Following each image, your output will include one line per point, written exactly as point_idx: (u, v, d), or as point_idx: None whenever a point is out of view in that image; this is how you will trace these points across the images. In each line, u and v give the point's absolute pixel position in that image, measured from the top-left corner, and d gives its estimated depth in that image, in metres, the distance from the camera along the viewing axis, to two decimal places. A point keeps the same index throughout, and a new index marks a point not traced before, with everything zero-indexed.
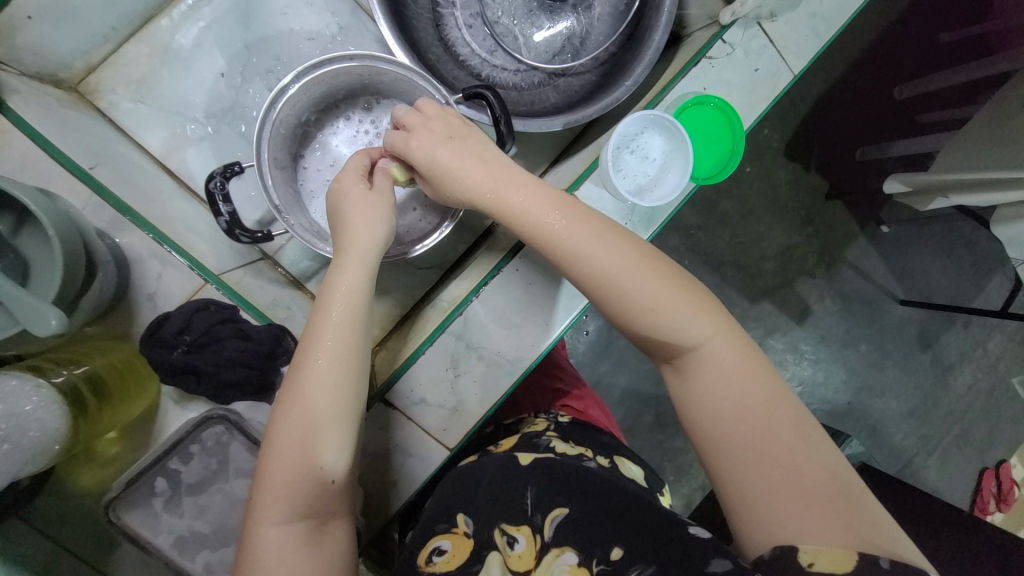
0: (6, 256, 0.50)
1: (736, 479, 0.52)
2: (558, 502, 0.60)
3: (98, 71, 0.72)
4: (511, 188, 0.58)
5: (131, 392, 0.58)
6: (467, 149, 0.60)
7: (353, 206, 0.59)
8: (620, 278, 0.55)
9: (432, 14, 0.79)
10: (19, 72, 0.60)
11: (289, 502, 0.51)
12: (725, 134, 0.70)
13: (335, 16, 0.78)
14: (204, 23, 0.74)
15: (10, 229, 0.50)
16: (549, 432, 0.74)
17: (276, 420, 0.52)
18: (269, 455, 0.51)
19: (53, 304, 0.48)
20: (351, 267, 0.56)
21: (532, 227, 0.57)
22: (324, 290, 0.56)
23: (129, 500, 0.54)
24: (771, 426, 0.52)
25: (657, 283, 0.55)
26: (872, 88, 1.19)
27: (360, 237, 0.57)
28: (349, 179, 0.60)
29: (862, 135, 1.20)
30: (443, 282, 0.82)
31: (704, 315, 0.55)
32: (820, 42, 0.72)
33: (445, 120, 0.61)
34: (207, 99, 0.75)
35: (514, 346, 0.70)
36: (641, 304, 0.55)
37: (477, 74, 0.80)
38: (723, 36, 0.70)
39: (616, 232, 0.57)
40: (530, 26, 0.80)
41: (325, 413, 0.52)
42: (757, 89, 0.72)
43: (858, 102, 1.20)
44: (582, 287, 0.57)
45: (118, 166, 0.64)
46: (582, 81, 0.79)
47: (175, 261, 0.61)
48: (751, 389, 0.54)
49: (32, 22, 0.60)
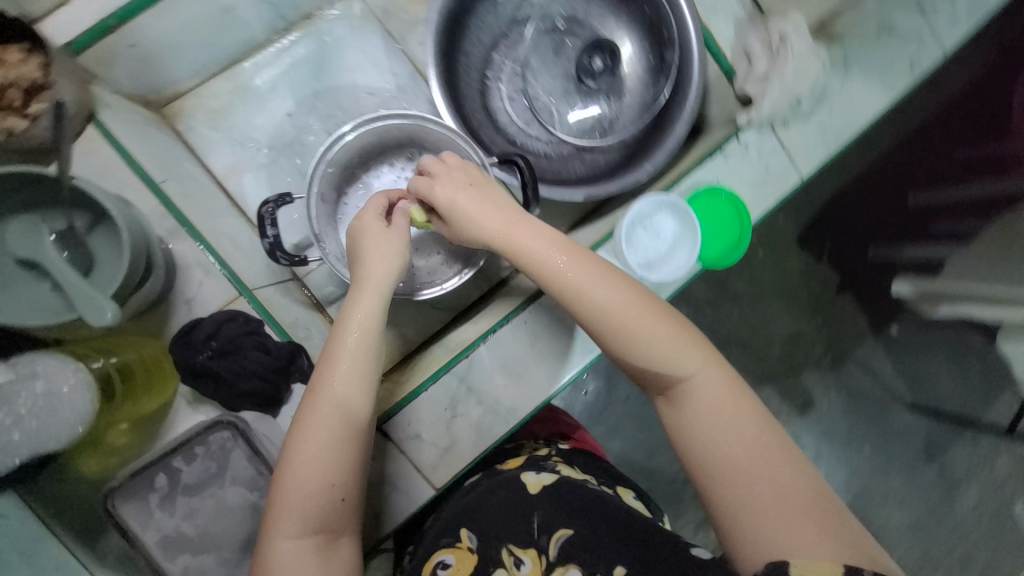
0: (77, 250, 0.55)
1: (730, 501, 0.53)
2: (563, 523, 0.64)
3: (183, 99, 0.81)
4: (521, 228, 0.62)
5: (154, 385, 0.62)
6: (484, 195, 0.64)
7: (370, 241, 0.63)
8: (618, 311, 0.58)
9: (479, 84, 0.88)
10: (112, 90, 0.70)
11: (302, 519, 0.53)
12: (733, 221, 0.75)
13: (395, 77, 0.87)
14: (280, 68, 0.84)
15: (84, 225, 0.56)
16: (554, 456, 0.75)
17: (292, 437, 0.55)
18: (285, 471, 0.54)
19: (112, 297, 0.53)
20: (367, 296, 0.60)
21: (538, 264, 0.60)
22: (341, 316, 0.59)
23: (131, 490, 0.56)
24: (755, 450, 0.54)
25: (651, 317, 0.58)
26: (885, 192, 1.20)
27: (377, 271, 0.61)
28: (367, 217, 0.64)
29: (873, 235, 1.22)
30: (454, 324, 0.87)
31: (691, 347, 0.58)
32: (828, 151, 0.78)
33: (467, 170, 0.66)
34: (271, 133, 0.84)
35: (512, 395, 0.73)
36: (636, 336, 0.58)
37: (513, 140, 0.88)
38: (738, 137, 0.78)
39: (613, 270, 0.61)
40: (565, 105, 0.88)
41: (339, 436, 0.54)
42: (766, 187, 0.78)
43: (870, 204, 1.21)
44: (584, 321, 0.60)
45: (184, 182, 0.72)
46: (606, 159, 0.87)
47: (217, 272, 0.67)
48: (736, 419, 0.55)
49: (131, 49, 0.67)
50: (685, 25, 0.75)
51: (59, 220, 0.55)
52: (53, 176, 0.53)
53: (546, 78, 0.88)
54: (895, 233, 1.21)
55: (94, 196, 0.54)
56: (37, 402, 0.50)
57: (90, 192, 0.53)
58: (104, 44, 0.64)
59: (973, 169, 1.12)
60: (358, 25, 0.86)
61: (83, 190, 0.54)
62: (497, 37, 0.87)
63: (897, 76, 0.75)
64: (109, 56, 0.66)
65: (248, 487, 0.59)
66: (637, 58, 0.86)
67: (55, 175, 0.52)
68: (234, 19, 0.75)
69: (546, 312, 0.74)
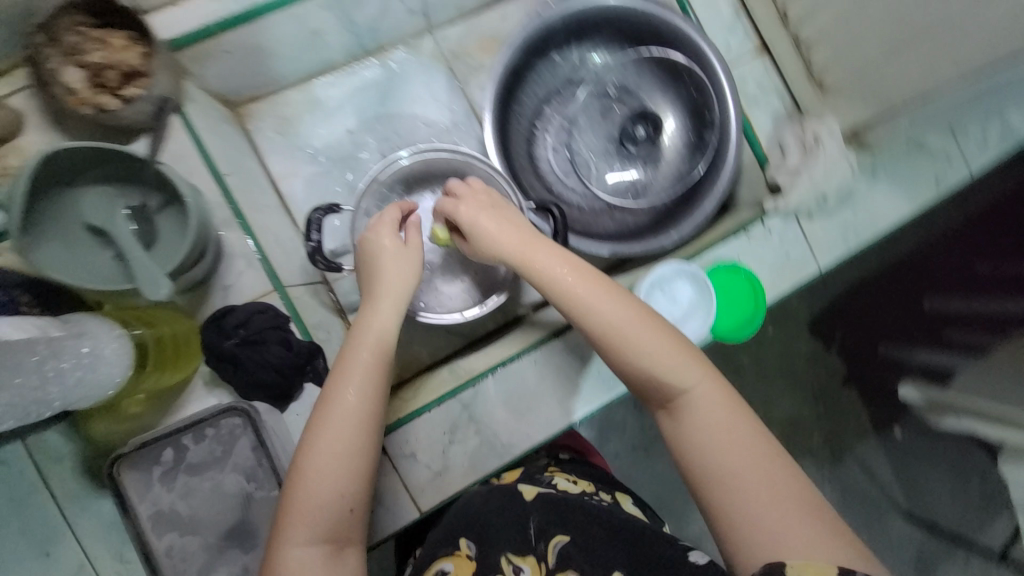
0: (143, 226, 0.59)
1: (726, 506, 0.54)
2: (559, 531, 0.67)
3: (257, 102, 0.87)
4: (536, 244, 0.63)
5: (180, 361, 0.64)
6: (503, 213, 0.67)
7: (385, 258, 0.66)
8: (625, 326, 0.59)
9: (528, 131, 0.93)
10: (198, 85, 0.75)
11: (313, 526, 0.54)
12: (747, 298, 0.79)
13: (452, 113, 0.94)
14: (350, 89, 0.91)
15: (156, 206, 0.60)
16: (550, 467, 0.77)
17: (305, 445, 0.56)
18: (298, 478, 0.54)
19: (168, 274, 0.56)
20: (382, 309, 0.63)
21: (547, 278, 0.61)
22: (356, 326, 0.62)
23: (138, 460, 0.58)
24: (750, 456, 0.55)
25: (653, 330, 0.59)
26: (902, 294, 1.21)
27: (393, 288, 0.64)
28: (384, 231, 0.67)
29: (886, 332, 1.23)
30: (465, 351, 0.89)
31: (692, 362, 0.58)
32: (847, 248, 0.82)
33: (489, 193, 0.69)
34: (330, 146, 0.90)
35: (511, 431, 0.75)
36: (639, 347, 0.58)
37: (550, 188, 0.92)
38: (763, 221, 0.82)
39: (618, 286, 0.62)
40: (604, 163, 0.93)
41: (353, 445, 0.56)
42: (784, 271, 0.82)
43: (885, 302, 1.22)
44: (592, 338, 0.60)
45: (244, 178, 0.77)
46: (635, 220, 0.91)
47: (258, 266, 0.71)
48: (733, 433, 0.56)
49: (224, 53, 0.73)
50: (727, 114, 0.81)
51: (135, 197, 0.59)
52: (140, 158, 0.57)
53: (589, 136, 0.94)
54: (908, 334, 1.21)
55: (173, 181, 0.59)
56: (82, 360, 0.49)
57: (170, 177, 0.58)
58: (202, 46, 0.70)
59: (989, 286, 1.13)
60: (429, 63, 0.93)
61: (166, 175, 0.59)
62: (551, 92, 0.93)
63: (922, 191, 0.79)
64: (205, 57, 0.72)
65: (246, 476, 0.61)
66: (677, 134, 0.92)
67: (142, 158, 0.57)
68: (320, 42, 0.82)
69: (557, 355, 0.77)
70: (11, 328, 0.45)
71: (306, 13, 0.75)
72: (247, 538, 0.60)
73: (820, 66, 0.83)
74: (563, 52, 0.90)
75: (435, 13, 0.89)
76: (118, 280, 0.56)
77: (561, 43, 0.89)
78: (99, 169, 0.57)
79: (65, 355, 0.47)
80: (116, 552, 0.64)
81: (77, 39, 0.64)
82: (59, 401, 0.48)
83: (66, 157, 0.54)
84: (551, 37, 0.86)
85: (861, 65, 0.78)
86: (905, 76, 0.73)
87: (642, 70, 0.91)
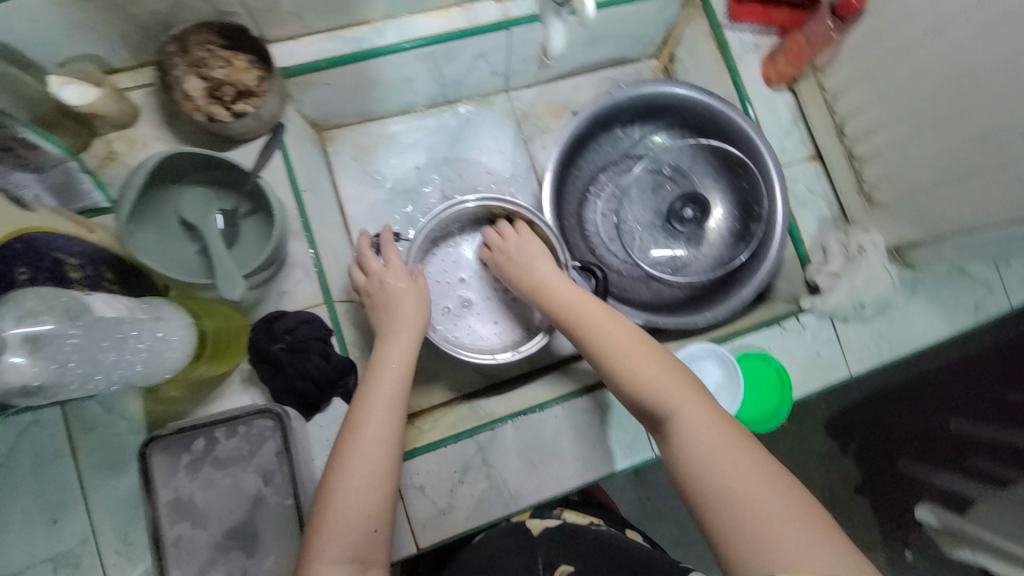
0: (229, 228, 0.65)
1: (714, 519, 0.52)
2: (565, 560, 0.70)
3: (340, 129, 0.94)
4: (548, 281, 0.74)
5: (228, 355, 0.67)
6: (527, 255, 0.78)
7: (392, 286, 0.70)
8: (615, 353, 0.64)
9: (581, 194, 0.98)
10: (295, 108, 0.83)
11: (340, 545, 0.53)
12: (773, 392, 0.80)
13: (514, 166, 1.00)
14: (425, 129, 0.98)
15: (244, 212, 0.66)
16: (556, 504, 0.82)
17: (335, 469, 0.57)
18: (328, 500, 0.55)
19: (243, 275, 0.61)
20: (397, 337, 0.67)
21: (558, 307, 0.71)
22: (378, 354, 0.65)
23: (171, 445, 0.61)
24: (736, 466, 0.53)
25: (640, 356, 0.63)
26: (921, 411, 1.19)
27: (409, 317, 0.69)
28: (392, 265, 0.72)
29: (907, 444, 1.20)
30: (487, 392, 0.91)
31: (682, 382, 0.60)
32: (880, 357, 0.83)
33: (517, 237, 0.80)
34: (398, 178, 0.96)
35: (521, 482, 0.75)
36: (627, 371, 0.62)
37: (593, 250, 0.96)
38: (798, 316, 0.83)
39: (611, 319, 0.68)
40: (648, 235, 0.97)
41: (381, 468, 0.57)
42: (814, 371, 0.82)
43: (911, 415, 1.19)
44: (596, 362, 0.66)
45: (317, 196, 0.83)
46: (671, 293, 0.94)
47: (314, 279, 0.75)
48: (728, 449, 0.54)
49: (324, 85, 0.81)
50: (775, 213, 0.85)
51: (228, 202, 0.66)
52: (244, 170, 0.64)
53: (638, 208, 0.98)
54: (930, 452, 1.17)
55: (265, 194, 0.64)
56: (152, 345, 0.52)
57: (264, 190, 0.63)
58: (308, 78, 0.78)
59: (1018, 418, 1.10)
60: (500, 118, 1.01)
61: (260, 188, 0.64)
62: (609, 161, 0.99)
63: (961, 315, 0.83)
64: (306, 87, 0.80)
65: (264, 479, 0.62)
66: (723, 221, 0.96)
67: (246, 170, 0.62)
68: (409, 87, 0.90)
69: (577, 414, 0.78)
70: (103, 305, 0.48)
71: (403, 63, 0.84)
72: (250, 542, 0.61)
73: (873, 183, 0.84)
74: (626, 128, 0.96)
75: (515, 77, 0.97)
76: (197, 274, 0.62)
77: (626, 120, 0.95)
78: (202, 172, 0.64)
79: (144, 335, 0.51)
80: (121, 532, 0.65)
81: (204, 55, 0.71)
82: (128, 379, 0.51)
83: (179, 161, 0.61)
84: (618, 114, 0.93)
85: (912, 190, 0.78)
86: (953, 210, 0.75)
87: (697, 157, 0.96)
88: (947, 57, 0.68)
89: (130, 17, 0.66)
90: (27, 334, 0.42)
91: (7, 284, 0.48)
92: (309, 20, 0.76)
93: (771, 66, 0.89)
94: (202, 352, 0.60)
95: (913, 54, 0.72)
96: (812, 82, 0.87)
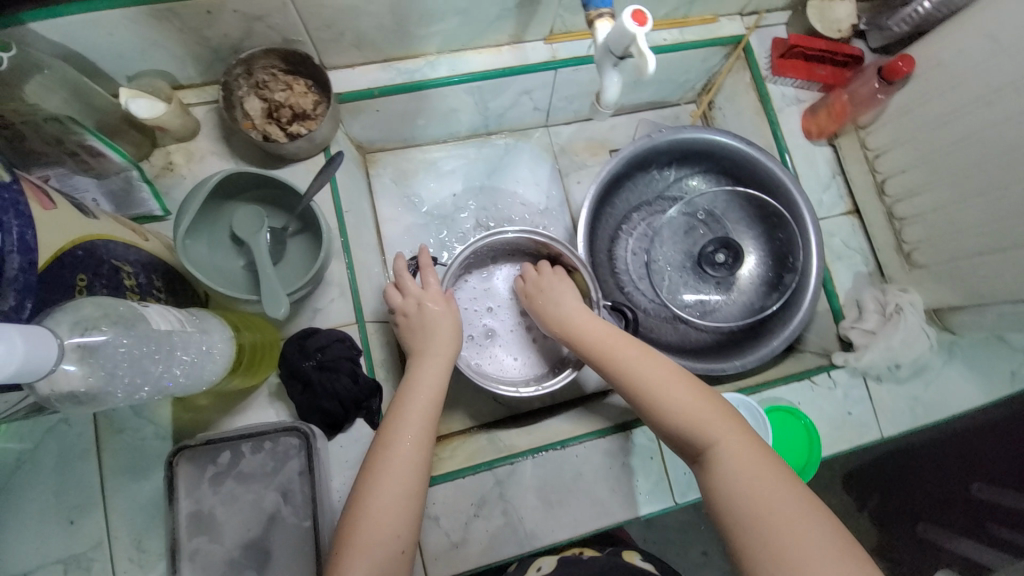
0: (277, 246, 0.68)
1: (760, 560, 0.50)
2: None
3: (383, 152, 0.97)
4: (577, 311, 0.73)
5: (261, 368, 0.68)
6: (557, 286, 0.78)
7: (427, 309, 0.71)
8: (650, 387, 0.63)
9: (613, 231, 0.98)
10: (344, 132, 0.86)
11: (370, 563, 0.53)
12: (802, 449, 0.78)
13: (549, 199, 1.02)
14: (464, 158, 1.01)
15: (292, 231, 0.69)
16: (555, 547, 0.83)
17: (366, 486, 0.56)
18: (358, 517, 0.55)
19: (288, 294, 0.63)
20: (432, 357, 0.67)
21: (588, 336, 0.70)
22: (412, 373, 0.65)
23: (198, 456, 0.61)
24: (780, 507, 0.52)
25: (677, 390, 0.61)
26: (944, 474, 1.08)
27: (441, 336, 0.69)
28: (429, 291, 0.72)
29: (925, 506, 1.11)
30: (506, 424, 0.91)
31: (718, 415, 0.59)
32: (913, 421, 0.81)
33: (546, 270, 0.81)
34: (434, 202, 0.98)
35: (536, 521, 0.73)
36: (664, 406, 0.61)
37: (622, 287, 0.96)
38: (830, 371, 0.82)
39: (646, 350, 0.66)
40: (678, 276, 0.97)
41: (412, 488, 0.57)
42: (844, 430, 0.80)
43: (930, 476, 1.10)
44: (627, 393, 0.64)
45: (357, 217, 0.85)
46: (698, 337, 0.93)
47: (349, 298, 0.76)
48: (769, 485, 0.53)
49: (374, 112, 0.85)
50: (809, 266, 0.84)
51: (279, 220, 0.68)
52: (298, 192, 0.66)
53: (669, 249, 0.98)
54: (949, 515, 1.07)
55: (316, 217, 0.67)
56: (194, 358, 0.53)
57: (315, 213, 0.65)
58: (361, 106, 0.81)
59: None
60: (538, 152, 1.03)
61: (311, 211, 0.67)
62: (643, 201, 0.99)
63: (996, 383, 0.81)
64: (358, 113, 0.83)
65: (284, 497, 0.62)
66: (755, 269, 0.96)
67: (301, 194, 0.64)
68: (453, 118, 0.93)
69: (598, 455, 0.76)
70: (158, 317, 0.50)
71: (451, 95, 0.87)
72: (263, 562, 0.60)
73: (913, 243, 0.83)
74: (662, 170, 0.97)
75: (556, 114, 1.00)
76: (242, 288, 0.65)
77: (663, 163, 0.96)
78: (257, 191, 0.67)
79: (190, 348, 0.53)
80: (135, 539, 0.64)
81: (268, 78, 0.74)
82: (171, 391, 0.51)
83: (237, 179, 0.64)
84: (656, 157, 0.94)
85: (951, 253, 0.77)
86: (994, 279, 0.73)
87: (732, 204, 0.97)
88: (994, 127, 0.69)
89: (205, 40, 0.70)
90: (83, 343, 0.42)
91: (70, 291, 0.46)
92: (367, 51, 0.79)
93: (812, 120, 0.91)
94: (237, 366, 0.61)
95: (958, 121, 0.72)
96: (853, 138, 0.89)
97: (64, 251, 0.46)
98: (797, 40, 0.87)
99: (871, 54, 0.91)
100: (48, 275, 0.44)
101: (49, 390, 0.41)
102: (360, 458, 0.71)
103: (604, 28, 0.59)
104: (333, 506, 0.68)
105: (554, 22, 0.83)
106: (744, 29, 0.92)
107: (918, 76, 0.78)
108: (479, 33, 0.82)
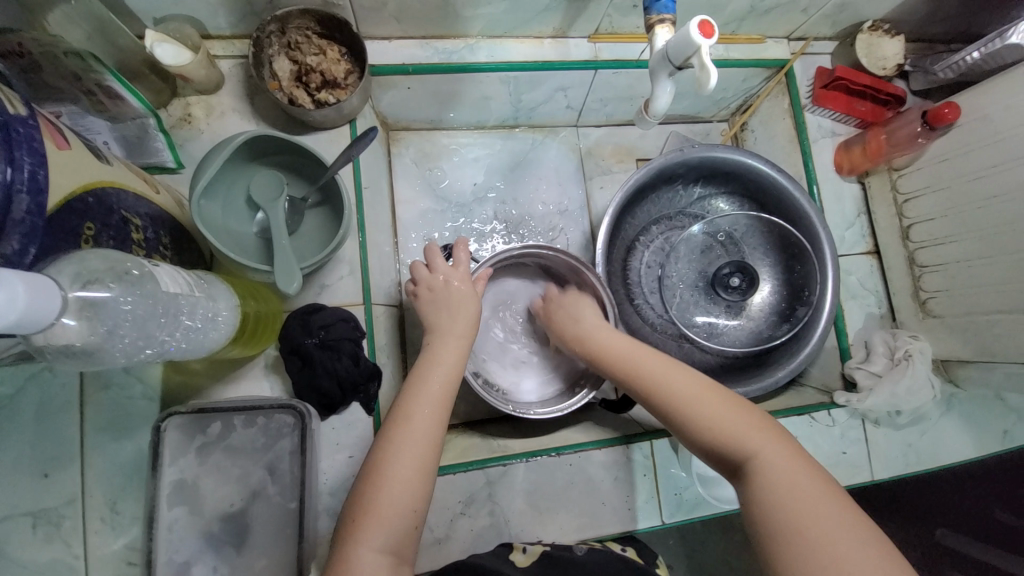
0: (294, 217, 0.66)
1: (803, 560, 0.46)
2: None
3: (407, 132, 0.94)
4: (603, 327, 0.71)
5: (261, 339, 0.66)
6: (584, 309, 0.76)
7: (453, 292, 0.68)
8: (681, 395, 0.60)
9: (631, 239, 0.96)
10: (371, 105, 0.83)
11: (384, 533, 0.51)
12: None
13: (570, 200, 0.99)
14: (489, 148, 0.98)
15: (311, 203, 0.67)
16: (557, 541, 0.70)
17: (381, 456, 0.54)
18: (378, 486, 0.53)
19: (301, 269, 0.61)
20: (452, 336, 0.65)
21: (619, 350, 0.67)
22: (430, 349, 0.64)
23: (188, 423, 0.59)
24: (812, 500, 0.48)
25: (706, 396, 0.59)
26: (916, 515, 1.04)
27: (464, 319, 0.67)
28: (458, 273, 0.70)
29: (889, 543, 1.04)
30: (499, 425, 0.89)
31: (751, 421, 0.56)
32: (904, 468, 0.81)
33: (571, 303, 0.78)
34: (453, 190, 0.96)
35: (523, 527, 0.72)
36: (696, 411, 0.58)
37: (632, 298, 0.95)
38: (830, 409, 0.81)
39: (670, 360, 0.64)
40: (689, 294, 0.96)
41: (426, 462, 0.55)
42: (836, 469, 0.80)
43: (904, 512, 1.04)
44: (665, 408, 0.60)
45: (374, 196, 0.83)
46: (701, 359, 0.92)
47: (357, 277, 0.74)
48: (803, 478, 0.50)
49: (404, 89, 0.82)
50: (824, 301, 0.83)
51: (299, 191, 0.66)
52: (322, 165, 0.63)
53: (683, 266, 0.97)
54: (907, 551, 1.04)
55: (339, 192, 0.64)
56: (197, 324, 0.51)
57: (339, 187, 0.63)
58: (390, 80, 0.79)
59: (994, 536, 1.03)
60: (564, 151, 1.01)
61: (335, 184, 0.64)
62: (664, 215, 0.98)
63: (987, 439, 0.82)
64: (386, 86, 0.80)
65: (272, 477, 0.60)
66: (767, 298, 0.95)
67: (325, 166, 0.62)
68: (485, 105, 0.91)
69: (593, 466, 0.75)
70: (168, 279, 0.48)
71: (486, 82, 0.84)
72: (242, 537, 0.58)
73: (931, 292, 0.83)
74: (688, 186, 0.96)
75: (588, 115, 0.98)
76: (253, 256, 0.63)
77: (689, 179, 0.94)
78: (280, 156, 0.65)
79: (196, 314, 0.51)
80: (109, 501, 0.61)
81: (301, 39, 0.71)
82: (171, 356, 0.49)
83: (265, 141, 0.62)
84: (684, 173, 0.92)
85: (970, 306, 0.77)
86: (1010, 339, 0.72)
87: (753, 230, 0.95)
88: None
89: None
90: (86, 298, 0.40)
91: (77, 240, 0.44)
92: (407, 25, 0.77)
93: (845, 155, 0.91)
94: (238, 332, 0.58)
95: (995, 177, 0.72)
96: (885, 179, 0.88)
97: (74, 196, 0.43)
98: (842, 72, 0.86)
99: (913, 96, 0.90)
100: (56, 221, 0.41)
101: (44, 343, 0.38)
102: (351, 442, 0.69)
103: (664, 35, 0.58)
104: (319, 488, 0.66)
105: (602, 21, 0.80)
106: (789, 54, 0.90)
107: (961, 126, 0.77)
108: (524, 24, 0.79)
